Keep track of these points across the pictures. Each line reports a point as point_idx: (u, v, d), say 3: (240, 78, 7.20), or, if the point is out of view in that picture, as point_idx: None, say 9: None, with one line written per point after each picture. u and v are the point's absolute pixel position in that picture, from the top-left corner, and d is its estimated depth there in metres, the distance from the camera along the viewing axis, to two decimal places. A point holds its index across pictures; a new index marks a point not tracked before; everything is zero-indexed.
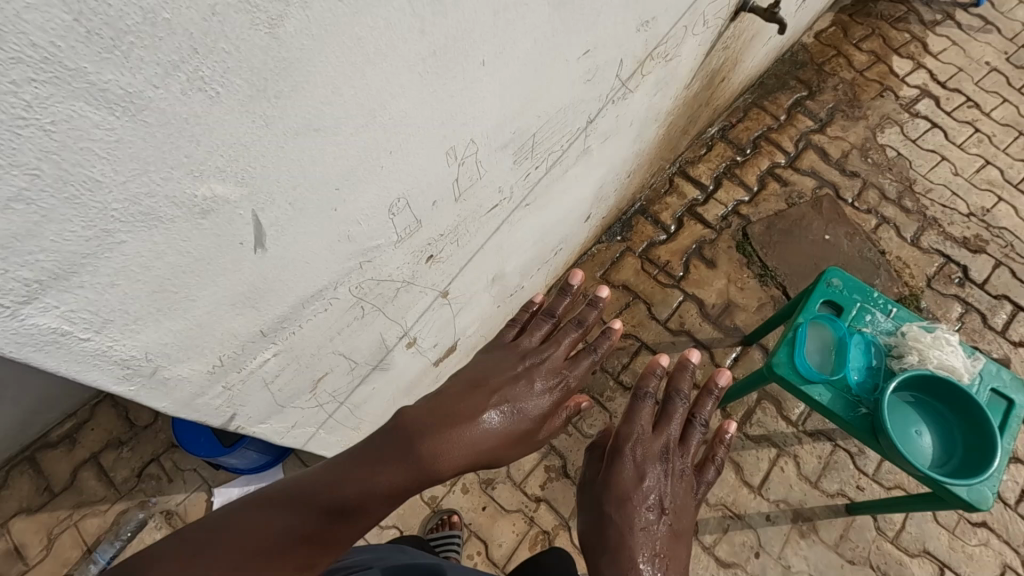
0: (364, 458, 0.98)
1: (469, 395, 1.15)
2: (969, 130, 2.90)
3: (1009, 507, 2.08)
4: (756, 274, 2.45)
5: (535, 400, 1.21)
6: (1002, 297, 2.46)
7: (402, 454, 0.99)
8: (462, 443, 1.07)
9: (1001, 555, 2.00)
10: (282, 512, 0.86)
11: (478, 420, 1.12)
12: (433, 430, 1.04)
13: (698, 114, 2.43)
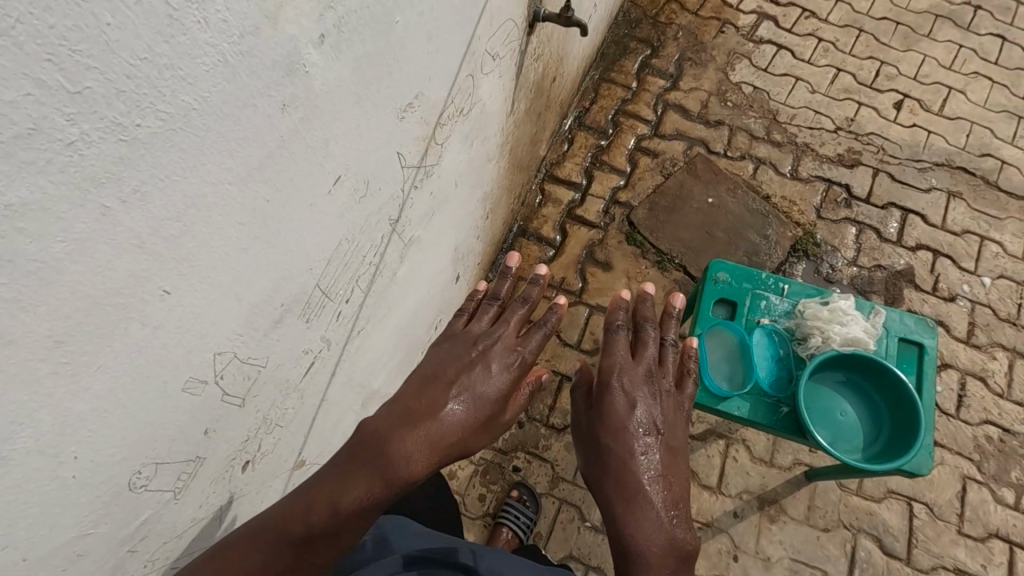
0: (336, 475, 0.95)
1: (426, 392, 1.09)
2: (813, 43, 2.85)
3: (953, 417, 2.08)
4: (653, 263, 2.33)
5: (492, 383, 1.14)
6: (889, 205, 2.44)
7: (371, 468, 0.95)
8: (426, 434, 1.01)
9: (958, 469, 2.00)
10: (260, 551, 0.89)
11: (438, 414, 1.05)
12: (395, 432, 1.00)
13: (542, 119, 2.26)
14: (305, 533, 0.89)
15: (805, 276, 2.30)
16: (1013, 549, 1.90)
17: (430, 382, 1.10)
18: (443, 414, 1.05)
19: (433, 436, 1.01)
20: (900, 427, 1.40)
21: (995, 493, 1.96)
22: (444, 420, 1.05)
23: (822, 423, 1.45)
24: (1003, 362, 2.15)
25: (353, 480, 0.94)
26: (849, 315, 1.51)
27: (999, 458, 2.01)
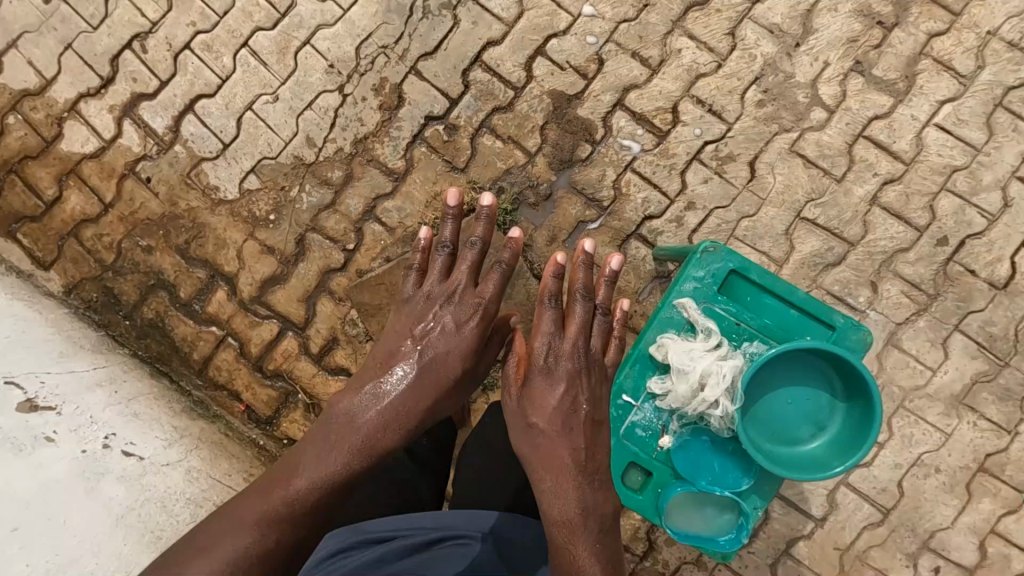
0: (332, 445, 1.35)
1: (390, 357, 1.50)
2: (196, 61, 2.00)
3: (731, 128, 1.89)
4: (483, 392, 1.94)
5: (450, 332, 1.49)
6: (465, 78, 1.94)
7: (332, 447, 1.35)
8: (371, 418, 1.41)
9: (781, 153, 1.88)
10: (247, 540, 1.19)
11: (396, 375, 1.46)
12: (360, 407, 1.42)
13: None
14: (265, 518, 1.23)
15: (536, 222, 1.93)
16: (867, 134, 1.87)
17: (392, 360, 1.49)
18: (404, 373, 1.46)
19: (399, 408, 1.43)
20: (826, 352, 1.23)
21: (813, 125, 1.88)
22: (410, 382, 1.45)
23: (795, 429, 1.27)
24: (686, 41, 1.89)
25: (307, 463, 1.32)
26: (688, 376, 1.24)
27: (783, 102, 1.88)
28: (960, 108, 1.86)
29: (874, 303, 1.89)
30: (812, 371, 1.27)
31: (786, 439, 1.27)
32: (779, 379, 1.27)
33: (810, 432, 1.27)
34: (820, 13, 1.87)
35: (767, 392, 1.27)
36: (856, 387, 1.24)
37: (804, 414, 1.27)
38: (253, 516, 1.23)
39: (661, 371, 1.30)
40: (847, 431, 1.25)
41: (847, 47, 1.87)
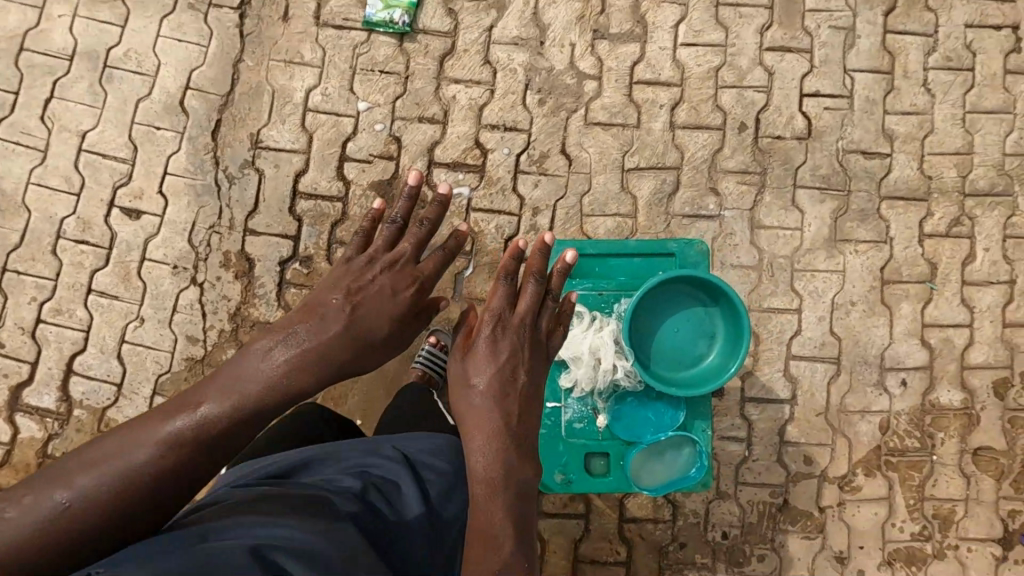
0: (231, 392, 1.25)
1: (317, 321, 1.37)
2: (53, 330, 2.05)
3: (530, 134, 2.09)
4: None
5: (384, 295, 1.43)
6: (294, 214, 2.06)
7: (235, 391, 1.25)
8: (283, 360, 1.31)
9: (580, 129, 2.09)
10: (145, 456, 1.13)
11: (311, 330, 1.35)
12: (277, 360, 1.31)
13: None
14: (160, 447, 1.14)
15: None
16: (636, 80, 2.11)
17: (315, 313, 1.38)
18: (323, 333, 1.35)
19: (314, 365, 1.32)
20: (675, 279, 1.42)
21: (591, 96, 2.10)
22: (326, 328, 1.36)
23: (688, 351, 1.45)
24: (454, 87, 2.09)
25: (206, 395, 1.24)
26: (574, 359, 1.43)
27: (557, 91, 2.10)
28: (691, 23, 2.12)
29: (722, 204, 2.10)
30: (677, 299, 1.45)
31: (688, 363, 1.45)
32: (655, 320, 1.45)
33: (703, 347, 1.45)
34: (543, 10, 2.11)
35: (651, 335, 1.45)
36: (716, 293, 1.44)
37: (690, 335, 1.45)
38: (145, 433, 1.16)
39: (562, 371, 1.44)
40: (729, 331, 1.43)
41: (580, 24, 2.11)
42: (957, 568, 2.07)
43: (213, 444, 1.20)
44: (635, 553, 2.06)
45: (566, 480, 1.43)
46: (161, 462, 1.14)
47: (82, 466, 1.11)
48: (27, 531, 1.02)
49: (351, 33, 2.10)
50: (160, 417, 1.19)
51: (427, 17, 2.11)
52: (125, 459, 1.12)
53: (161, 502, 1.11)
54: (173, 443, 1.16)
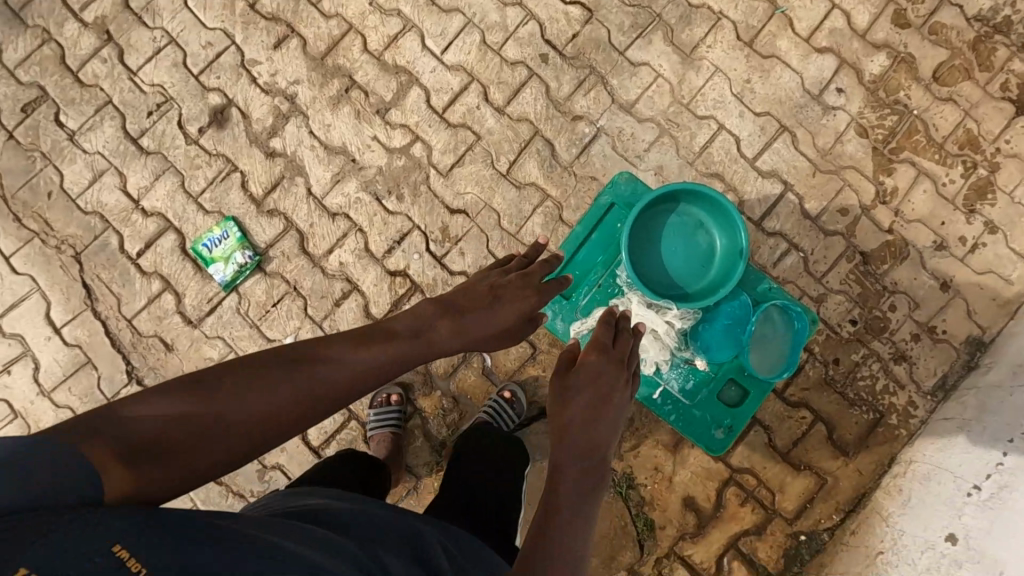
0: (352, 381, 1.16)
1: (469, 306, 1.36)
2: None
3: (419, 226, 2.08)
4: (635, 486, 2.03)
5: (514, 295, 1.40)
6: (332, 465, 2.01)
7: (361, 366, 1.18)
8: (419, 342, 1.26)
9: (446, 183, 2.09)
10: (231, 419, 1.01)
11: (466, 312, 1.34)
12: (425, 332, 1.28)
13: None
14: (243, 420, 1.02)
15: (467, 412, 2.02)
16: (442, 110, 2.11)
17: (474, 303, 1.36)
18: (471, 311, 1.34)
19: (450, 340, 1.30)
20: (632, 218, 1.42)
21: (427, 155, 2.09)
22: (469, 316, 1.33)
23: (692, 255, 1.45)
24: (334, 257, 2.07)
25: (328, 364, 1.14)
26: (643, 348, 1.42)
27: (402, 179, 2.09)
28: (431, 31, 2.12)
29: (592, 120, 2.11)
30: (648, 227, 1.45)
31: (705, 259, 1.45)
32: (651, 258, 1.45)
33: (702, 236, 1.45)
34: (328, 138, 2.09)
35: (661, 269, 1.45)
36: (669, 192, 1.43)
37: (685, 240, 1.45)
38: (263, 388, 1.06)
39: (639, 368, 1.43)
40: (708, 206, 1.43)
41: (363, 119, 2.10)
42: (1014, 161, 2.11)
43: (294, 422, 1.09)
44: (816, 404, 2.05)
45: (729, 428, 1.42)
46: (257, 417, 1.04)
47: (199, 391, 1.02)
48: (112, 420, 0.93)
49: (223, 305, 2.05)
50: (274, 374, 1.08)
51: (260, 234, 2.06)
52: (241, 394, 1.04)
53: (192, 465, 0.98)
54: (285, 408, 1.07)
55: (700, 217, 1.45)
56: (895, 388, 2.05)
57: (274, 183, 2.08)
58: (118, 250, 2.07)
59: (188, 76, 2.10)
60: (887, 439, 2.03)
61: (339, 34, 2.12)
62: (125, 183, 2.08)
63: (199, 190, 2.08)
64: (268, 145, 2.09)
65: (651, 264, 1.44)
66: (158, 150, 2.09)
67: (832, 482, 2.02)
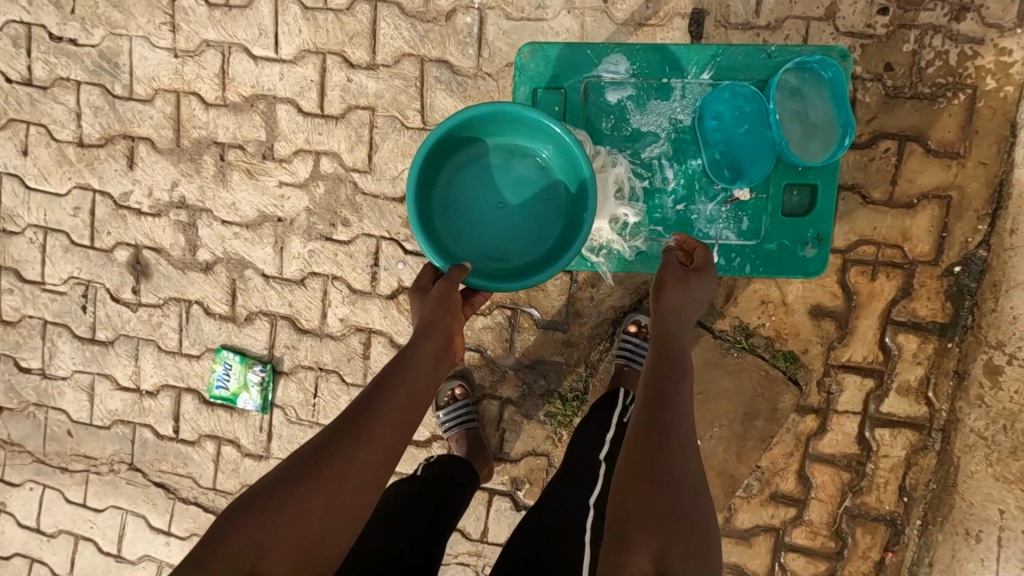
0: (385, 441, 1.13)
1: (427, 342, 1.32)
2: None
3: (383, 236, 1.83)
4: (754, 332, 1.77)
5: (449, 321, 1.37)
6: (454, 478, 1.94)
7: (412, 405, 1.22)
8: (417, 383, 1.24)
9: (378, 177, 1.80)
10: (287, 532, 0.98)
11: (429, 349, 1.31)
12: (408, 382, 1.23)
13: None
14: (302, 525, 0.99)
15: (535, 382, 1.86)
16: (319, 109, 1.78)
17: (428, 337, 1.33)
18: (429, 347, 1.32)
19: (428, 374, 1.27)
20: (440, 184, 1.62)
21: (339, 165, 1.80)
22: (429, 356, 1.30)
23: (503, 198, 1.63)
24: (332, 318, 1.88)
25: (394, 419, 1.16)
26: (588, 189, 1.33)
27: (334, 204, 1.82)
28: (249, 37, 1.77)
29: (467, 4, 1.71)
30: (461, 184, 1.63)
31: (547, 186, 1.62)
32: (487, 216, 1.65)
33: (530, 169, 1.64)
34: (242, 216, 1.85)
35: (503, 226, 1.65)
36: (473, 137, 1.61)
37: (513, 182, 1.63)
38: (348, 462, 1.06)
39: (689, 240, 1.35)
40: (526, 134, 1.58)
41: (257, 174, 1.82)
42: None
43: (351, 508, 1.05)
44: (893, 126, 1.66)
45: (818, 238, 1.29)
46: (335, 497, 1.03)
47: (294, 482, 1.02)
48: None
49: (275, 425, 1.94)
50: (302, 475, 1.03)
51: (256, 343, 1.91)
52: (340, 474, 1.04)
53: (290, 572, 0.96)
54: (374, 471, 1.09)
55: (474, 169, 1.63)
56: (975, 48, 1.62)
57: (231, 290, 1.89)
58: (158, 439, 1.99)
59: (85, 251, 1.90)
60: (997, 109, 1.63)
61: (172, 108, 1.82)
62: (117, 381, 1.97)
63: (177, 342, 1.93)
64: (199, 260, 1.88)
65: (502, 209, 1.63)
66: (117, 334, 1.94)
67: (960, 193, 1.67)
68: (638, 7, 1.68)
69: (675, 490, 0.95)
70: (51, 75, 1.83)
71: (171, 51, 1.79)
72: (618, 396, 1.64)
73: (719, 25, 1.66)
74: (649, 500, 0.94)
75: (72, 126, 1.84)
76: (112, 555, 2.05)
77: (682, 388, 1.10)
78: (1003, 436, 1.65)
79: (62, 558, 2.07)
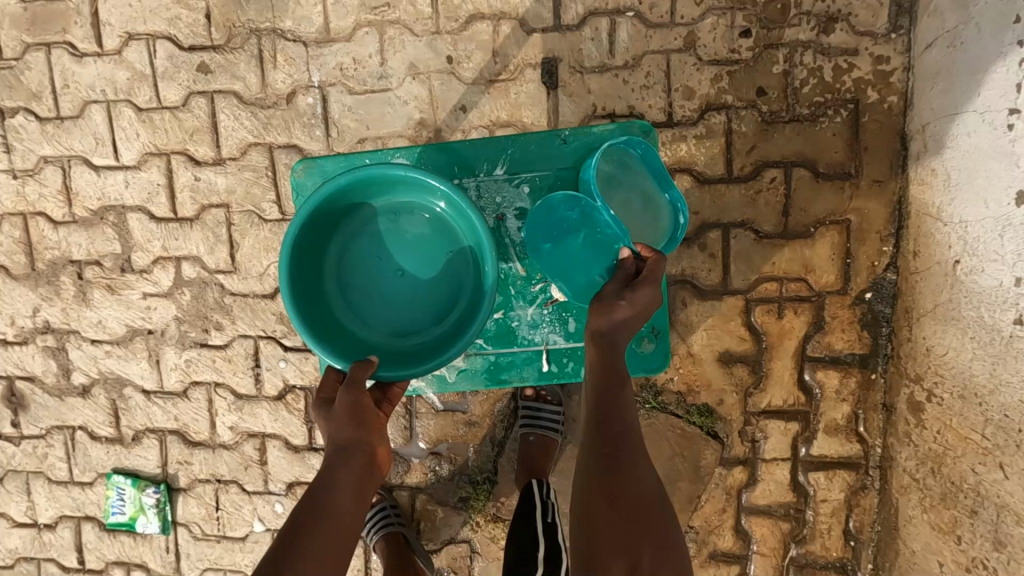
0: None
1: (344, 463, 1.14)
2: None
3: (260, 336, 1.71)
4: (664, 388, 1.65)
5: (366, 426, 1.18)
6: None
7: (334, 548, 1.06)
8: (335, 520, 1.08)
9: (244, 275, 1.69)
10: None
11: (348, 467, 1.14)
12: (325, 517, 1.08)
13: (961, 498, 1.37)
14: None
15: (442, 468, 1.74)
16: (171, 213, 1.67)
17: (347, 451, 1.15)
18: (348, 463, 1.14)
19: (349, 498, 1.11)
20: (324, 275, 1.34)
21: (202, 268, 1.69)
22: (345, 476, 1.13)
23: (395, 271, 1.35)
24: (221, 427, 1.77)
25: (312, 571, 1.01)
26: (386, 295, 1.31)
27: (203, 309, 1.71)
28: (87, 148, 1.66)
29: (306, 84, 1.59)
30: (350, 264, 1.35)
31: (450, 243, 1.34)
32: (391, 287, 1.36)
33: (422, 225, 1.35)
34: (111, 333, 1.74)
35: (407, 299, 1.36)
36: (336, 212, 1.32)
37: (411, 242, 1.34)
38: None
39: (513, 349, 1.31)
40: (401, 187, 1.29)
41: (119, 288, 1.71)
42: None
43: None
44: (776, 153, 1.54)
45: (653, 333, 1.24)
46: None
47: None
48: None
49: (181, 545, 1.83)
50: None
51: (148, 463, 1.80)
52: None
53: None
54: None
55: (356, 244, 1.35)
56: (850, 60, 1.49)
57: (113, 411, 1.78)
58: (64, 572, 1.88)
59: None
60: (883, 123, 1.50)
61: (21, 232, 1.71)
62: (13, 518, 1.87)
63: (67, 472, 1.82)
64: (74, 385, 1.77)
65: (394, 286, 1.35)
66: (5, 470, 1.84)
67: (858, 215, 1.54)
68: (486, 63, 1.56)
69: (638, 498, 0.96)
70: None
71: (10, 172, 1.69)
72: (532, 491, 1.52)
73: (574, 71, 1.54)
74: (616, 517, 0.94)
75: None
76: None
77: (623, 389, 1.03)
78: (934, 480, 1.44)
79: None
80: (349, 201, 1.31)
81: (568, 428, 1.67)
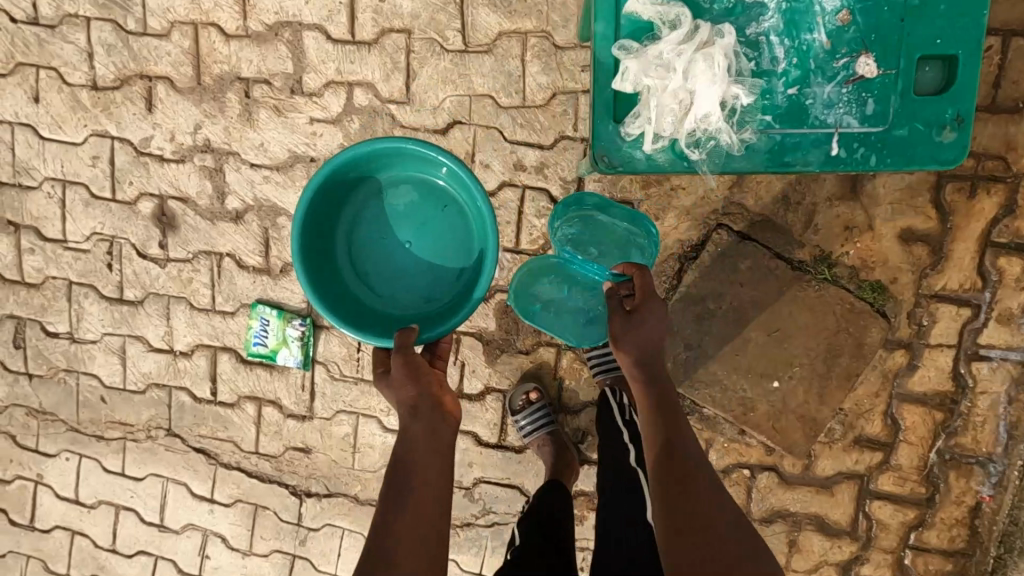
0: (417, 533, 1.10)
1: (410, 423, 1.22)
2: None
3: None
4: (837, 262, 1.61)
5: (409, 389, 1.25)
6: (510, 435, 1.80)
7: (430, 483, 1.17)
8: (416, 466, 1.17)
9: (418, 108, 1.64)
10: None
11: (416, 416, 1.22)
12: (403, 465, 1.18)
13: None
14: None
15: None
16: (350, 35, 1.63)
17: (413, 412, 1.22)
18: (413, 414, 1.22)
19: (426, 436, 1.20)
20: (334, 243, 1.49)
21: (374, 96, 1.65)
22: (413, 432, 1.21)
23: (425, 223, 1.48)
24: None
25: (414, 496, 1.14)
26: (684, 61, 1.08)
27: (370, 140, 1.67)
28: None
29: None
30: (359, 260, 1.50)
31: (460, 212, 1.47)
32: (399, 256, 1.49)
33: (407, 201, 1.48)
34: (272, 157, 1.70)
35: (416, 265, 1.49)
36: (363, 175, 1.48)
37: (396, 219, 1.48)
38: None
39: (803, 130, 1.11)
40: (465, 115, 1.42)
41: (286, 110, 1.67)
42: None
43: None
44: (996, 21, 1.48)
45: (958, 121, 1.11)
46: None
47: None
48: None
49: (318, 383, 1.83)
50: None
51: (293, 296, 1.78)
52: None
53: None
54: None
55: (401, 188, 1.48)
56: None
57: (264, 240, 1.76)
58: (196, 402, 1.88)
59: (106, 205, 1.78)
60: None
61: (191, 42, 1.67)
62: (149, 343, 1.86)
63: (210, 299, 1.81)
64: (228, 209, 1.75)
65: (398, 262, 1.49)
66: (146, 292, 1.82)
67: None
68: None
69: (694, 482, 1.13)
70: (58, 12, 1.70)
71: None
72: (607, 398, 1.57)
73: None
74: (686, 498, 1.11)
75: (84, 68, 1.71)
76: (156, 524, 1.98)
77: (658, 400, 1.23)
78: None
79: (104, 529, 1.99)
80: (359, 172, 1.45)
81: (733, 293, 1.65)
